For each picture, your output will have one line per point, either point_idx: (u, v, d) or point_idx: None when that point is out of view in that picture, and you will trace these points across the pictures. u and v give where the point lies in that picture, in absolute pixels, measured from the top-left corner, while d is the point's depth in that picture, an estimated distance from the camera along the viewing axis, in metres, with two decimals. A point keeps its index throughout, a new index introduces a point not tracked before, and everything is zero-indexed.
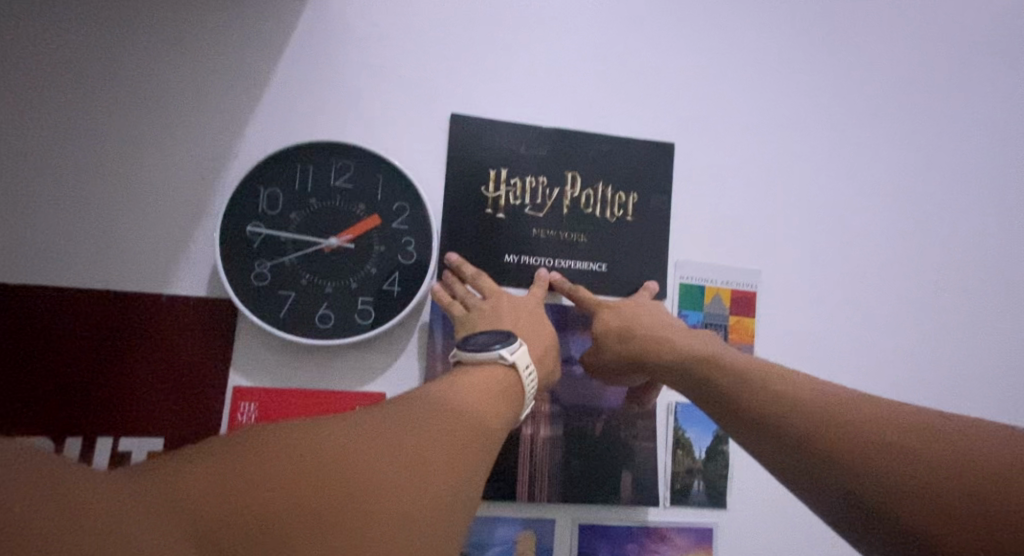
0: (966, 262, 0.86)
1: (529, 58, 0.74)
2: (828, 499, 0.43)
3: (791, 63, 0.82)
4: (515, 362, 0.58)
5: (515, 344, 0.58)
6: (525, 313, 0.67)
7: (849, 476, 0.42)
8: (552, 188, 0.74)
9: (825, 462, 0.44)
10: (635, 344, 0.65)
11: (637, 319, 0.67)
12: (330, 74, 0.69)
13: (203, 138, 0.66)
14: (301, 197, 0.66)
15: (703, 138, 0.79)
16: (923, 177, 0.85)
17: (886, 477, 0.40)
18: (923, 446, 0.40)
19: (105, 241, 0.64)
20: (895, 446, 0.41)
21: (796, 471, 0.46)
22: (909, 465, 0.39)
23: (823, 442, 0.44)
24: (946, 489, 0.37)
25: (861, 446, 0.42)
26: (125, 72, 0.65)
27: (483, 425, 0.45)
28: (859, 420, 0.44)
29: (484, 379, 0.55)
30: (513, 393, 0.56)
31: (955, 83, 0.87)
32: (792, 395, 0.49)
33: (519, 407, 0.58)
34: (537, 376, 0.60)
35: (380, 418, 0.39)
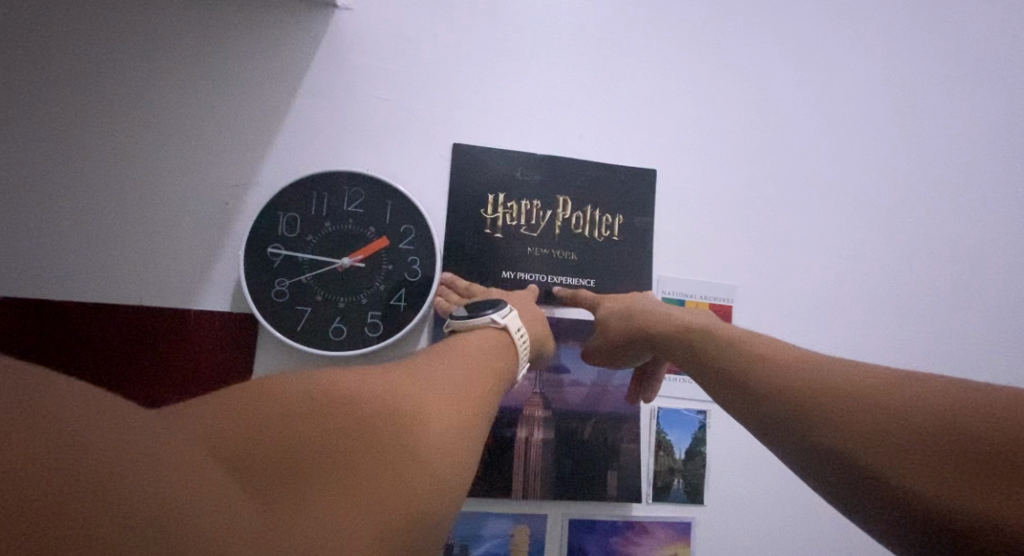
0: (927, 278, 0.94)
1: (525, 92, 0.81)
2: (801, 449, 0.45)
3: (764, 96, 0.89)
4: (506, 324, 0.65)
5: (505, 309, 0.66)
6: (514, 298, 0.74)
7: (822, 426, 0.44)
8: (545, 210, 0.81)
9: (803, 413, 0.45)
10: (636, 322, 0.71)
11: (637, 302, 0.74)
12: (343, 107, 0.75)
13: (226, 166, 0.72)
14: (316, 221, 0.72)
15: (683, 165, 0.86)
16: (885, 199, 0.93)
17: (856, 427, 0.42)
18: (905, 397, 0.41)
19: (135, 260, 0.70)
20: (874, 401, 0.42)
21: (774, 424, 0.48)
22: (878, 416, 0.41)
23: (798, 398, 0.47)
24: (919, 436, 0.39)
25: (833, 400, 0.44)
26: (152, 105, 0.72)
27: (474, 398, 0.49)
28: (842, 377, 0.46)
29: (478, 340, 0.62)
30: (507, 355, 0.63)
31: (916, 112, 0.95)
32: (772, 360, 0.52)
33: (514, 366, 0.64)
34: (528, 339, 0.67)
35: (384, 384, 0.42)
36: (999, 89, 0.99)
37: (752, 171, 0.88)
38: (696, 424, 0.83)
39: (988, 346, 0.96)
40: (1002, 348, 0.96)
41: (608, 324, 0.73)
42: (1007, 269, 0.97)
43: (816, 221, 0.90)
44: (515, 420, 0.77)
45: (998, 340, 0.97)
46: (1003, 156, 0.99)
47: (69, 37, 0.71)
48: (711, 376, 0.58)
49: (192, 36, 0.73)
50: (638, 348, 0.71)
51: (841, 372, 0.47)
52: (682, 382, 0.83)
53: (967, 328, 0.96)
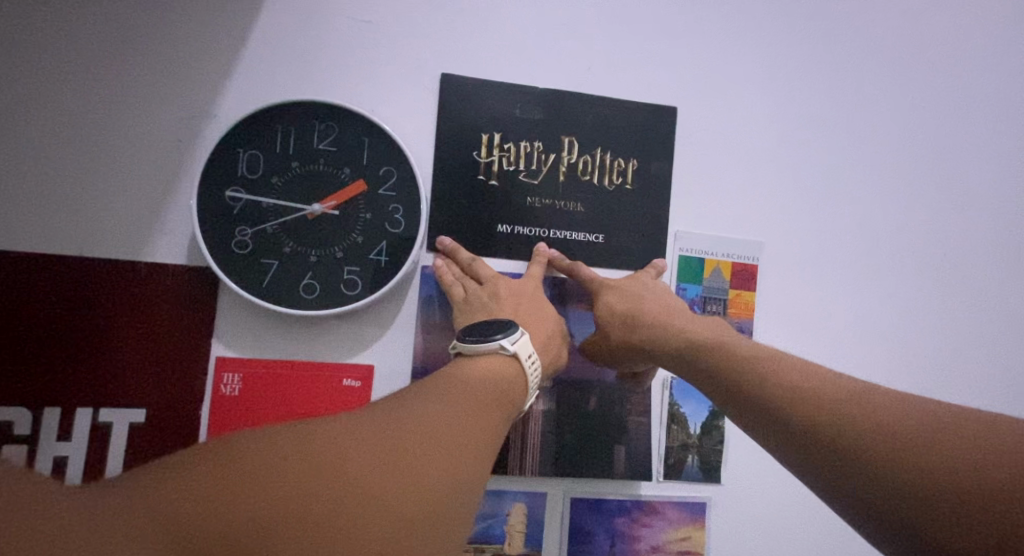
0: (980, 238, 0.84)
1: (526, 12, 0.70)
2: (836, 489, 0.43)
3: (805, 20, 0.77)
4: (517, 352, 0.56)
5: (516, 333, 0.56)
6: (526, 297, 0.65)
7: (861, 472, 0.42)
8: (547, 153, 0.70)
9: (843, 454, 0.43)
10: (642, 330, 0.63)
11: (642, 302, 0.65)
12: (313, 28, 0.65)
13: (177, 96, 0.62)
14: (283, 161, 0.62)
15: (707, 103, 0.75)
16: (937, 145, 0.82)
17: (900, 478, 0.40)
18: (928, 429, 0.41)
19: (73, 206, 0.61)
20: (902, 432, 0.41)
21: (804, 459, 0.46)
22: (926, 470, 0.39)
23: (831, 437, 0.44)
24: (952, 473, 0.38)
25: (874, 444, 0.42)
26: (87, 23, 0.61)
27: (479, 423, 0.44)
28: (862, 404, 0.45)
29: (486, 373, 0.52)
30: (516, 386, 0.54)
31: (977, 44, 0.83)
32: (799, 384, 0.49)
33: (523, 397, 0.56)
34: (540, 364, 0.58)
35: (368, 425, 0.38)
36: None
37: (787, 112, 0.77)
38: None
39: None
40: None
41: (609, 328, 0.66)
42: None
43: (860, 172, 0.79)
44: None
45: None
46: None
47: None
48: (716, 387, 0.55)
49: None
50: (638, 358, 0.65)
51: (859, 394, 0.46)
52: None
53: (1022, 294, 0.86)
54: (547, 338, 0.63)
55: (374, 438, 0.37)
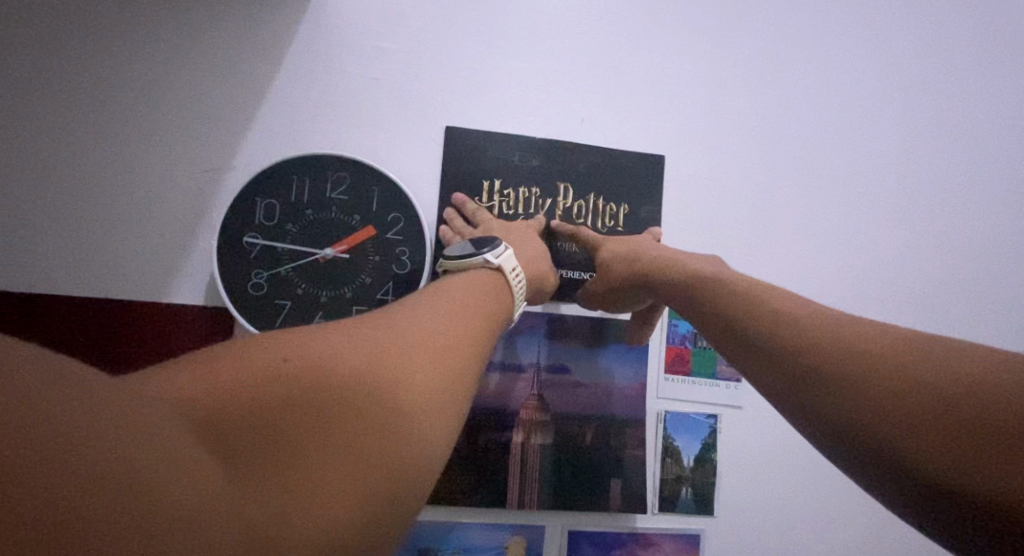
0: (949, 279, 0.89)
1: (525, 68, 0.76)
2: (812, 415, 0.43)
3: (783, 72, 0.83)
4: (501, 265, 0.59)
5: (500, 248, 0.60)
6: (517, 232, 0.69)
7: (837, 395, 0.41)
8: (544, 198, 0.75)
9: (819, 380, 0.43)
10: (641, 265, 0.66)
11: (640, 246, 0.68)
12: (328, 86, 0.70)
13: (201, 148, 0.67)
14: (298, 208, 0.67)
15: (694, 150, 0.80)
16: (910, 186, 0.88)
17: (872, 397, 0.39)
18: (926, 363, 0.39)
19: (101, 248, 0.65)
20: (899, 368, 0.39)
21: (785, 388, 0.45)
22: (898, 387, 0.38)
23: (812, 362, 0.44)
24: (945, 406, 0.36)
25: (851, 368, 0.41)
26: (123, 80, 0.66)
27: (469, 330, 0.46)
28: (861, 337, 0.43)
29: (472, 281, 0.56)
30: (503, 292, 0.58)
31: (947, 93, 0.89)
32: (785, 315, 0.49)
33: (510, 308, 0.60)
34: (524, 279, 0.62)
35: (367, 326, 0.38)
36: None
37: (767, 156, 0.83)
38: (706, 429, 0.77)
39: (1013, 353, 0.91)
40: None
41: (614, 266, 0.68)
42: None
43: (835, 214, 0.85)
44: (510, 424, 0.72)
45: None
46: None
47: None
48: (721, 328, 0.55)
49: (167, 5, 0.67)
50: (642, 293, 0.67)
51: (860, 332, 0.44)
52: (691, 385, 0.77)
53: (991, 332, 0.90)
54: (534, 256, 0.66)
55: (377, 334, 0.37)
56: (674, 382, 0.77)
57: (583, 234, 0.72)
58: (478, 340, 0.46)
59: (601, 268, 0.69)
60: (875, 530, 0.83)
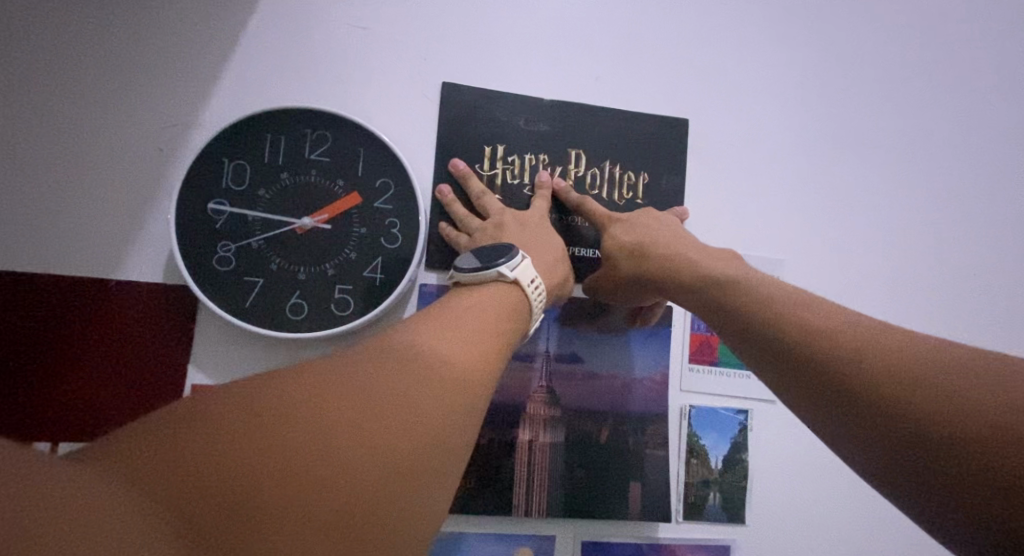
0: (1005, 257, 0.80)
1: (530, 20, 0.67)
2: (871, 450, 0.36)
3: (819, 27, 0.74)
4: (518, 279, 0.50)
5: (517, 257, 0.51)
6: (532, 224, 0.61)
7: (896, 423, 0.35)
8: (553, 165, 0.67)
9: (867, 408, 0.37)
10: (652, 260, 0.58)
11: (652, 234, 0.60)
12: (307, 35, 0.61)
13: (162, 105, 0.58)
14: (271, 171, 0.58)
15: (719, 114, 0.71)
16: (958, 156, 0.79)
17: (942, 426, 0.33)
18: (942, 365, 0.36)
19: (45, 219, 0.56)
20: (913, 371, 0.36)
21: (827, 415, 0.40)
22: (973, 413, 0.32)
23: (854, 386, 0.38)
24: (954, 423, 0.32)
25: (906, 391, 0.35)
26: (70, 27, 0.57)
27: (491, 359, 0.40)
28: (881, 338, 0.40)
29: (489, 300, 0.48)
30: (520, 312, 0.50)
31: (1000, 52, 0.80)
32: (826, 331, 0.43)
33: (526, 326, 0.52)
34: (543, 291, 0.53)
35: (383, 366, 0.32)
36: None
37: (802, 121, 0.74)
38: (736, 426, 0.69)
39: None
40: None
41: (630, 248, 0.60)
42: None
43: (878, 184, 0.76)
44: (516, 421, 0.63)
45: None
46: None
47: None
48: (729, 323, 0.51)
49: None
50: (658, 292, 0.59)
51: (880, 332, 0.41)
52: (718, 377, 0.69)
53: None
54: (552, 262, 0.58)
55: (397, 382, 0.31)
56: (700, 373, 0.68)
57: (588, 208, 0.63)
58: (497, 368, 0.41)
59: (618, 245, 0.60)
60: (922, 538, 0.74)
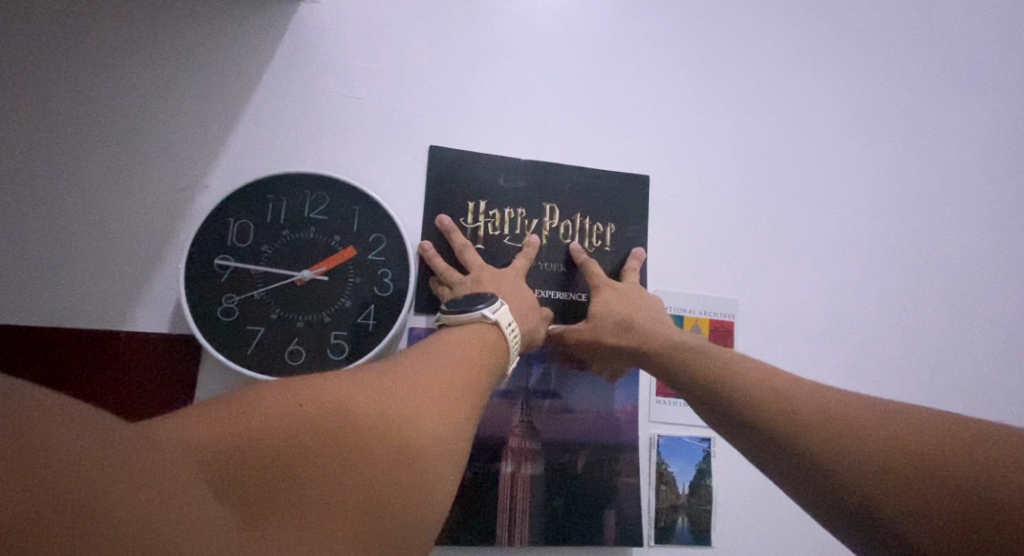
0: (932, 296, 0.89)
1: (508, 89, 0.75)
2: (803, 480, 0.46)
3: (760, 96, 0.85)
4: (498, 320, 0.57)
5: (497, 303, 0.58)
6: (509, 278, 0.66)
7: (818, 459, 0.45)
8: (530, 219, 0.73)
9: (795, 450, 0.47)
10: (635, 329, 0.65)
11: (636, 306, 0.68)
12: (307, 104, 0.68)
13: (171, 168, 0.64)
14: (273, 229, 0.64)
15: (676, 171, 0.80)
16: (886, 202, 0.89)
17: (855, 463, 0.43)
18: (911, 437, 0.43)
19: (55, 271, 0.60)
20: (827, 418, 0.47)
21: (764, 449, 0.50)
22: (875, 450, 0.43)
23: (780, 430, 0.48)
24: (869, 460, 0.43)
25: (826, 435, 0.45)
26: (89, 92, 0.63)
27: (479, 387, 0.46)
28: (841, 414, 0.47)
29: (470, 338, 0.54)
30: (500, 350, 0.55)
31: (917, 114, 0.92)
32: (761, 383, 0.53)
33: (505, 364, 0.57)
34: (520, 333, 0.60)
35: (394, 384, 0.38)
36: (996, 90, 0.97)
37: (749, 176, 0.83)
38: (700, 454, 0.75)
39: (1000, 370, 0.91)
40: (1011, 367, 0.91)
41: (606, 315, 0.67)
42: (1014, 286, 0.93)
43: (818, 231, 0.85)
44: (499, 455, 0.68)
45: (1010, 364, 0.91)
46: (1002, 173, 0.96)
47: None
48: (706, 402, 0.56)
49: (139, 19, 0.65)
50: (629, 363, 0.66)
51: (830, 399, 0.48)
52: (683, 408, 0.75)
53: (978, 350, 0.90)
54: (525, 309, 0.64)
55: (405, 398, 0.37)
56: (666, 405, 0.75)
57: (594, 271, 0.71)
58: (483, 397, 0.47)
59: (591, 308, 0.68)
60: None
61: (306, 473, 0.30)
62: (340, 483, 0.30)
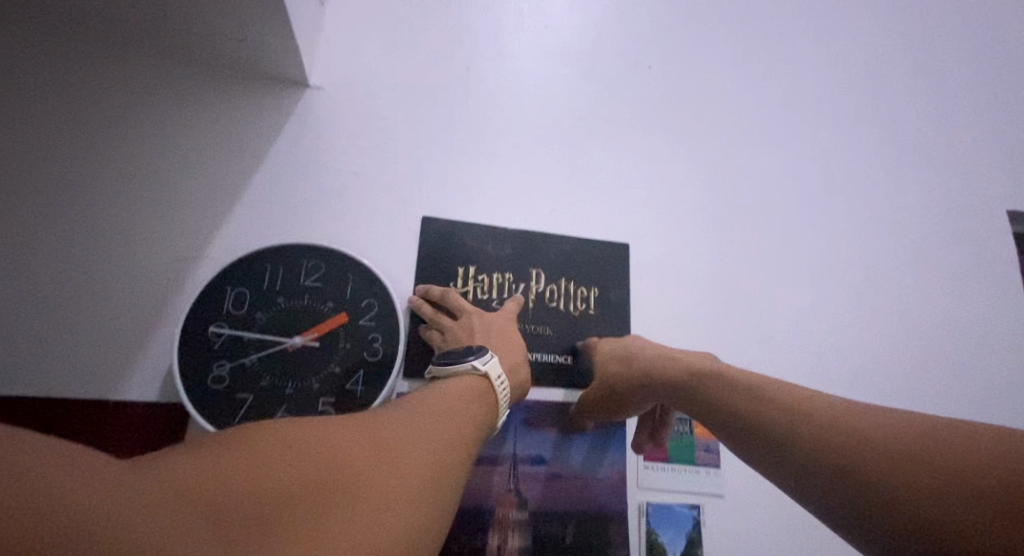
0: (909, 355, 0.91)
1: (496, 163, 0.80)
2: (843, 503, 0.48)
3: (731, 168, 0.91)
4: (488, 371, 0.58)
5: (486, 354, 0.59)
6: (496, 327, 0.67)
7: (859, 481, 0.47)
8: (518, 283, 0.76)
9: (832, 468, 0.49)
10: (641, 368, 0.66)
11: (637, 345, 0.69)
12: (307, 177, 0.72)
13: (174, 238, 0.66)
14: (269, 296, 0.65)
15: (655, 239, 0.84)
16: (855, 266, 0.93)
17: (893, 482, 0.46)
18: (953, 439, 0.46)
19: (46, 337, 0.61)
20: (860, 432, 0.49)
21: (800, 476, 0.51)
22: (915, 474, 0.45)
23: (813, 453, 0.50)
24: (913, 479, 0.45)
25: (859, 455, 0.48)
26: (100, 170, 0.66)
27: (464, 441, 0.47)
28: (880, 430, 0.49)
29: (461, 391, 0.54)
30: (487, 403, 0.56)
31: (877, 184, 0.99)
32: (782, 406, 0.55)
33: (494, 417, 0.57)
34: (509, 386, 0.60)
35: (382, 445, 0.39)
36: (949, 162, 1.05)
37: (724, 241, 0.87)
38: (690, 521, 0.74)
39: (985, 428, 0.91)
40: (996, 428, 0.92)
41: (607, 366, 0.69)
42: (986, 348, 0.96)
43: (794, 295, 0.88)
44: (486, 524, 0.67)
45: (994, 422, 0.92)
46: (964, 240, 1.01)
47: (18, 80, 0.66)
48: (727, 426, 0.58)
49: (156, 101, 0.69)
50: (645, 397, 0.67)
51: (869, 421, 0.50)
52: (670, 474, 0.75)
53: (961, 408, 0.91)
54: (515, 361, 0.64)
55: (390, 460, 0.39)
56: (654, 471, 0.75)
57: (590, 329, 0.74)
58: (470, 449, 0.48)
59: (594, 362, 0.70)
60: None
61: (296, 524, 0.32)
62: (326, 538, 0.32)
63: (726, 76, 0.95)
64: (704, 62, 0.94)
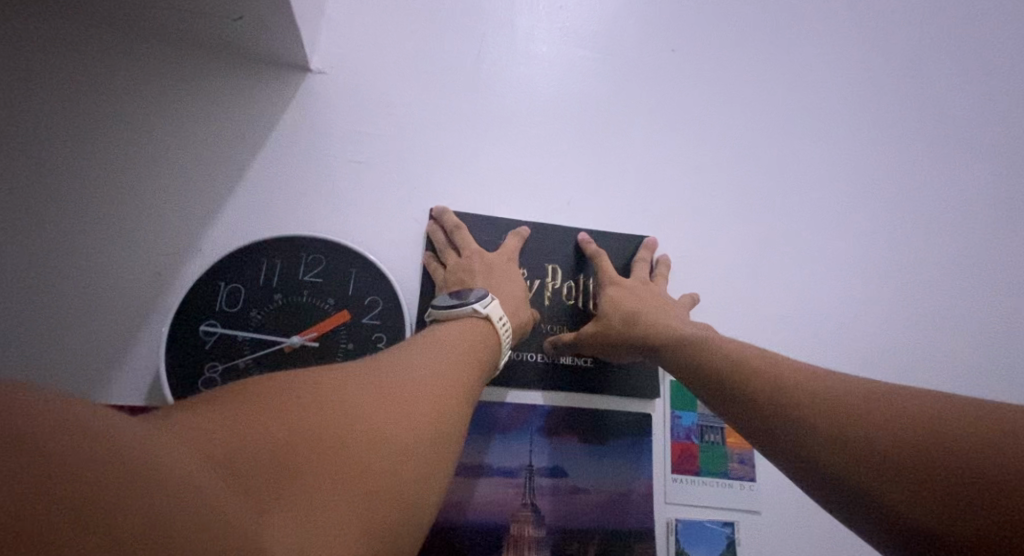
0: (960, 358, 0.84)
1: (508, 151, 0.74)
2: (787, 450, 0.43)
3: (758, 157, 0.84)
4: (490, 315, 0.54)
5: (488, 297, 0.56)
6: (499, 270, 0.64)
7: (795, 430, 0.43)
8: (532, 278, 0.71)
9: (778, 417, 0.44)
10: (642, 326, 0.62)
11: (641, 301, 0.65)
12: (306, 166, 0.67)
13: (167, 230, 0.62)
14: (264, 293, 0.61)
15: (681, 233, 0.78)
16: (900, 260, 0.85)
17: (819, 429, 0.41)
18: (911, 399, 0.39)
19: (32, 337, 0.57)
20: (814, 384, 0.44)
21: (759, 427, 0.46)
22: (851, 423, 0.39)
23: (765, 399, 0.46)
24: (845, 426, 0.40)
25: (795, 404, 0.44)
26: (93, 158, 0.62)
27: (467, 382, 0.44)
28: (838, 385, 0.43)
29: (464, 334, 0.51)
30: (490, 350, 0.53)
31: (926, 170, 0.90)
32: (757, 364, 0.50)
33: (496, 363, 0.54)
34: (510, 328, 0.57)
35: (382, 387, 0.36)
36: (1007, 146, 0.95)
37: (753, 235, 0.81)
38: (723, 540, 0.68)
39: None
40: None
41: (609, 315, 0.65)
42: None
43: (837, 297, 0.81)
44: (500, 542, 0.61)
45: None
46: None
47: (3, 66, 0.62)
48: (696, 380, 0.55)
49: (150, 87, 0.65)
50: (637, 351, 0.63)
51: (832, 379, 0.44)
52: (701, 487, 0.69)
53: None
54: (515, 307, 0.61)
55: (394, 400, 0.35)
56: (683, 484, 0.68)
57: (602, 264, 0.70)
58: (475, 390, 0.45)
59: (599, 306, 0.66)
60: None
61: (319, 462, 0.28)
62: (356, 473, 0.29)
63: (752, 58, 0.88)
64: (729, 45, 0.88)
